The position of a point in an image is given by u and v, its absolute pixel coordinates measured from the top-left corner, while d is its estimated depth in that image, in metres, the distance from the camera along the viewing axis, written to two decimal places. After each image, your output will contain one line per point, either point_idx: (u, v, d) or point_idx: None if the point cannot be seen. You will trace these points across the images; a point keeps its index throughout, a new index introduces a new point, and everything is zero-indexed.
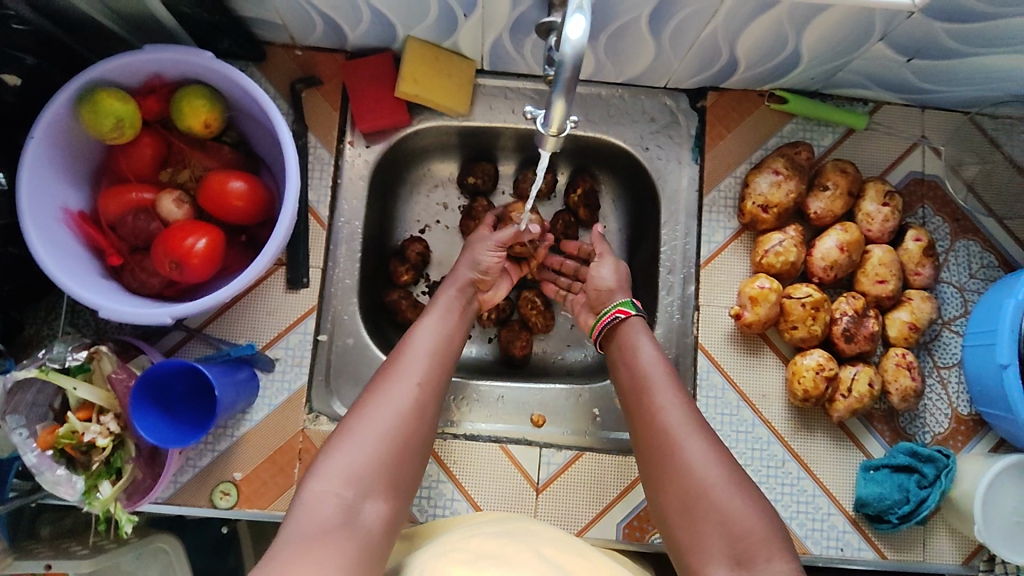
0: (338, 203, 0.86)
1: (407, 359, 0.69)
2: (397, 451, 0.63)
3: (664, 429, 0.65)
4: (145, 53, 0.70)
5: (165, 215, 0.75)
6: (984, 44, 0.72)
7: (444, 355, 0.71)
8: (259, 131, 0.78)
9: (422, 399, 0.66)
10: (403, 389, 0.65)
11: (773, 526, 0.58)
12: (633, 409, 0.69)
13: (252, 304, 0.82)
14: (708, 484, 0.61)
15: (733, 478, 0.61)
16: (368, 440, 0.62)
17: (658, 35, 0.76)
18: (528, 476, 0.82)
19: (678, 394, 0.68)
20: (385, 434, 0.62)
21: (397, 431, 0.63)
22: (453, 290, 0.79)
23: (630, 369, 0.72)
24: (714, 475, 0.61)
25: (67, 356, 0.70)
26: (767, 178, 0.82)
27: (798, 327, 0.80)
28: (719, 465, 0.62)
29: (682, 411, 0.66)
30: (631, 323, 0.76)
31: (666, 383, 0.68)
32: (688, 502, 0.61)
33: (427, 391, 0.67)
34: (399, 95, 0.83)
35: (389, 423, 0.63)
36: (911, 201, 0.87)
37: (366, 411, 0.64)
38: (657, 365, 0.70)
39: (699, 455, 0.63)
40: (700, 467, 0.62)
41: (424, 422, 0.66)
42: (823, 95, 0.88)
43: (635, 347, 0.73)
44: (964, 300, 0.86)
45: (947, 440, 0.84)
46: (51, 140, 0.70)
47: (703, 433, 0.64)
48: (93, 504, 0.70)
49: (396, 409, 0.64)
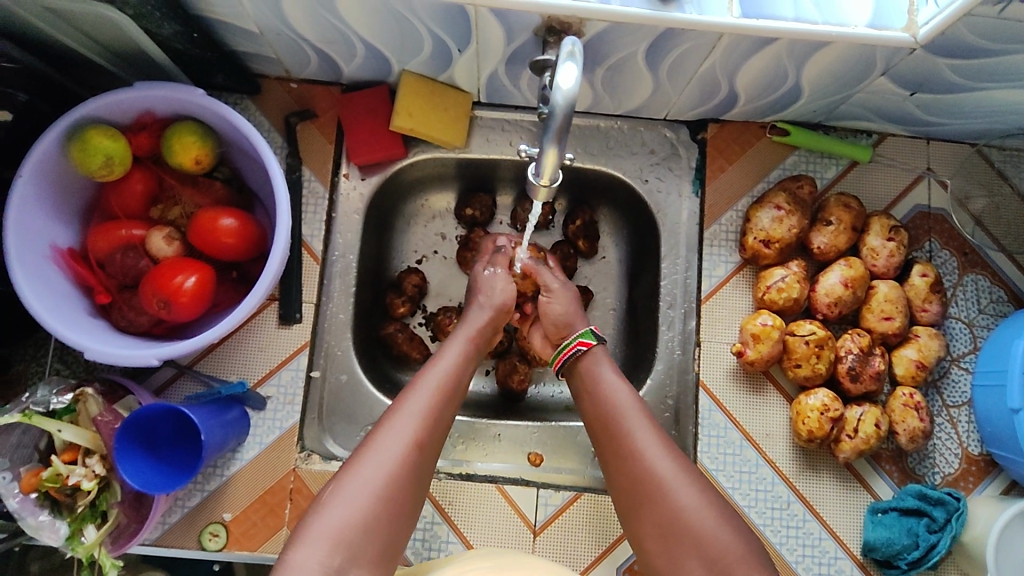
0: (333, 237, 0.85)
1: (406, 409, 0.63)
2: (388, 514, 0.58)
3: (631, 454, 0.64)
4: (135, 90, 0.69)
5: (154, 252, 0.73)
6: (989, 79, 0.71)
7: (451, 405, 0.66)
8: (251, 166, 0.77)
9: (419, 457, 0.61)
10: (401, 444, 0.60)
11: (751, 544, 0.59)
12: (600, 436, 0.67)
13: (244, 341, 0.81)
14: (685, 510, 0.59)
15: (711, 502, 0.60)
16: (357, 501, 0.57)
17: (655, 69, 0.74)
18: (526, 519, 0.80)
19: (644, 418, 0.66)
20: (377, 495, 0.58)
21: (389, 491, 0.58)
22: (464, 339, 0.73)
23: (592, 395, 0.70)
24: (691, 501, 0.60)
25: (51, 400, 0.69)
26: (769, 213, 0.81)
27: (802, 365, 0.78)
28: (694, 490, 0.61)
29: (651, 435, 0.64)
30: (593, 354, 0.73)
31: (631, 407, 0.67)
32: (666, 529, 0.60)
33: (426, 448, 0.62)
34: (394, 128, 0.82)
35: (382, 482, 0.58)
36: (917, 234, 0.85)
37: (357, 469, 0.59)
38: (621, 389, 0.69)
39: (672, 479, 0.61)
40: (675, 492, 0.61)
41: (419, 479, 0.61)
42: (826, 127, 0.87)
43: (596, 372, 0.71)
44: (974, 336, 0.83)
45: (958, 481, 0.81)
46: (39, 178, 0.69)
47: (671, 456, 0.63)
48: (77, 550, 0.68)
49: (387, 468, 0.59)
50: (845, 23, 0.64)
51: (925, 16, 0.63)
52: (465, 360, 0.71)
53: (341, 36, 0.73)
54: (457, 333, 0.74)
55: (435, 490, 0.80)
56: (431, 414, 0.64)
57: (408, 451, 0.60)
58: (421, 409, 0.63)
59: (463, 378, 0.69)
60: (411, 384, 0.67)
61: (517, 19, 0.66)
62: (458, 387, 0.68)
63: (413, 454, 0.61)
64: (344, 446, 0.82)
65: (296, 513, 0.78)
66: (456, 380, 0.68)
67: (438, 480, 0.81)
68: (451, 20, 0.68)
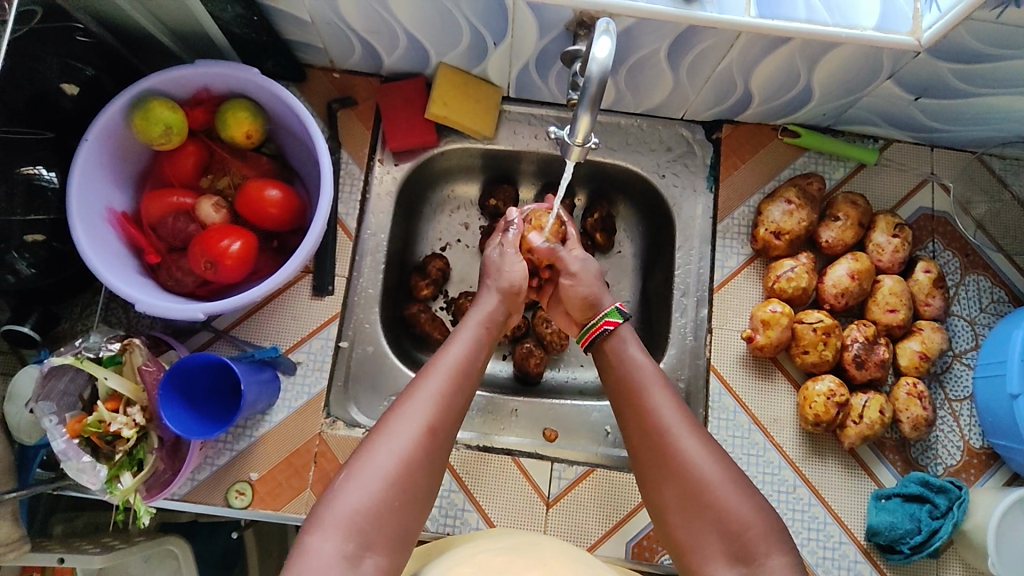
0: (366, 217, 0.90)
1: (420, 396, 0.63)
2: (403, 499, 0.58)
3: (657, 429, 0.66)
4: (196, 67, 0.75)
5: (203, 218, 0.79)
6: (988, 85, 0.76)
7: (465, 391, 0.66)
8: (296, 145, 0.83)
9: (432, 445, 0.61)
10: (413, 430, 0.60)
11: (772, 518, 0.60)
12: (626, 413, 0.69)
13: (278, 309, 0.85)
14: (710, 483, 0.61)
15: (734, 477, 0.62)
16: (372, 480, 0.57)
17: (676, 67, 0.80)
18: (539, 490, 0.83)
19: (671, 397, 0.68)
20: (390, 477, 0.58)
21: (404, 476, 0.58)
22: (477, 326, 0.73)
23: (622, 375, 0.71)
24: (716, 475, 0.62)
25: (101, 347, 0.74)
26: (780, 207, 0.85)
27: (810, 351, 0.82)
28: (719, 465, 0.62)
29: (678, 414, 0.66)
30: (620, 334, 0.75)
31: (659, 386, 0.69)
32: (690, 501, 0.62)
33: (439, 435, 0.62)
34: (429, 116, 0.88)
35: (396, 465, 0.58)
36: (921, 234, 0.89)
37: (372, 449, 0.59)
38: (649, 367, 0.71)
39: (697, 456, 0.63)
40: (701, 467, 0.62)
41: (431, 467, 0.61)
42: (835, 131, 0.92)
43: (625, 353, 0.73)
44: (975, 333, 0.87)
45: (959, 472, 0.84)
46: (103, 143, 0.74)
47: (696, 433, 0.65)
48: (114, 494, 0.72)
49: (399, 453, 0.59)
50: (856, 24, 0.70)
51: (928, 21, 0.69)
52: (475, 348, 0.71)
53: (386, 26, 0.79)
54: (468, 321, 0.74)
55: (454, 459, 0.84)
56: (444, 399, 0.64)
57: (421, 436, 0.60)
58: (432, 396, 0.63)
59: (475, 365, 0.69)
60: (423, 370, 0.67)
61: (552, 13, 0.72)
62: (470, 375, 0.68)
63: (427, 440, 0.61)
64: (367, 414, 0.86)
65: (320, 475, 0.81)
66: (467, 367, 0.68)
67: (457, 450, 0.84)
68: (490, 13, 0.74)
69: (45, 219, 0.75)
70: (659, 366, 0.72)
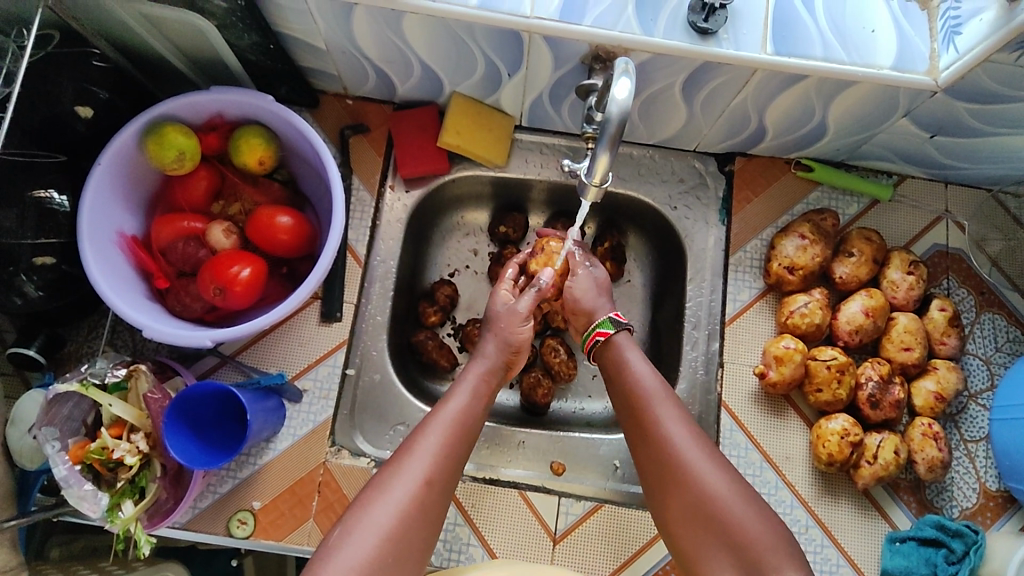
0: (376, 243, 0.89)
1: (417, 452, 0.63)
2: (397, 552, 0.58)
3: (661, 438, 0.68)
4: (211, 94, 0.75)
5: (213, 243, 0.79)
6: (1006, 125, 0.75)
7: (464, 443, 0.66)
8: (308, 172, 0.83)
9: (429, 498, 0.61)
10: (409, 486, 0.60)
11: (782, 534, 0.61)
12: (630, 423, 0.71)
13: (285, 335, 0.85)
14: (715, 493, 0.63)
15: (738, 487, 0.64)
16: (369, 536, 0.57)
17: (690, 101, 0.80)
18: (546, 526, 0.81)
19: (673, 407, 0.70)
20: (386, 532, 0.58)
21: (398, 534, 0.58)
22: (478, 376, 0.72)
23: (624, 386, 0.73)
24: (721, 486, 0.64)
25: (107, 373, 0.72)
26: (793, 242, 0.84)
27: (823, 389, 0.81)
28: (722, 475, 0.64)
29: (680, 424, 0.68)
30: (615, 342, 0.76)
31: (660, 395, 0.70)
32: (696, 509, 0.64)
33: (436, 488, 0.62)
34: (441, 144, 0.88)
35: (392, 521, 0.58)
36: (935, 271, 0.88)
37: (369, 504, 0.59)
38: (650, 376, 0.72)
39: (701, 466, 0.65)
40: (706, 476, 0.64)
41: (427, 523, 0.60)
42: (848, 166, 0.91)
43: (625, 361, 0.74)
44: (991, 372, 0.85)
45: (976, 515, 0.82)
46: (116, 168, 0.74)
47: (699, 441, 0.67)
48: (114, 523, 0.70)
49: (394, 513, 0.59)
50: (872, 63, 0.70)
51: (946, 62, 0.69)
52: (476, 398, 0.70)
53: (402, 56, 0.79)
54: (470, 370, 0.73)
55: (460, 491, 0.82)
56: (442, 454, 0.63)
57: (419, 492, 0.60)
58: (429, 453, 0.63)
59: (475, 418, 0.68)
60: (422, 423, 0.66)
61: (568, 47, 0.72)
62: (470, 427, 0.67)
63: (424, 495, 0.60)
64: (372, 442, 0.85)
65: (323, 505, 0.80)
66: (467, 421, 0.67)
67: (464, 481, 0.83)
68: (506, 45, 0.74)
69: (55, 242, 0.74)
70: (661, 376, 0.73)
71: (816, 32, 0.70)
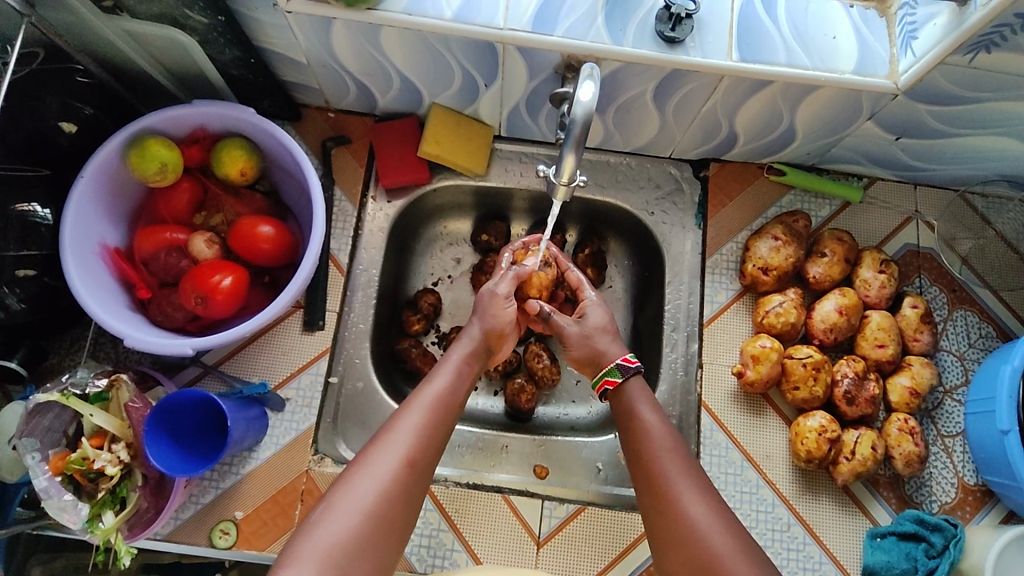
0: (358, 251, 0.91)
1: (400, 429, 0.64)
2: (376, 530, 0.58)
3: (666, 493, 0.64)
4: (193, 107, 0.77)
5: (195, 254, 0.80)
6: (965, 125, 0.78)
7: (445, 423, 0.67)
8: (290, 182, 0.85)
9: (411, 476, 0.62)
10: (391, 462, 0.61)
11: None
12: (638, 476, 0.68)
13: (268, 345, 0.85)
14: (718, 555, 0.59)
15: (744, 547, 0.60)
16: (350, 515, 0.58)
17: (662, 108, 0.82)
18: (530, 529, 0.82)
19: (680, 460, 0.67)
20: (369, 510, 0.59)
21: (379, 510, 0.59)
22: (462, 357, 0.74)
23: (633, 437, 0.70)
24: (724, 546, 0.59)
25: (88, 383, 0.74)
26: (767, 243, 0.86)
27: (800, 387, 0.82)
28: (727, 535, 0.60)
29: (688, 480, 0.65)
30: (627, 389, 0.74)
31: (667, 448, 0.67)
32: (698, 570, 0.59)
33: (418, 466, 0.63)
34: (421, 154, 0.90)
35: (373, 498, 0.59)
36: (907, 270, 0.90)
37: (352, 481, 0.60)
38: (660, 428, 0.70)
39: (706, 524, 0.61)
40: (709, 535, 0.60)
41: (409, 499, 0.61)
42: (820, 170, 0.94)
43: (635, 411, 0.72)
44: (965, 368, 0.87)
45: (955, 510, 0.82)
46: (98, 181, 0.75)
47: (707, 498, 0.63)
48: (95, 534, 0.70)
49: (376, 489, 0.60)
50: (834, 68, 0.72)
51: (904, 66, 0.71)
52: (459, 378, 0.72)
53: (381, 69, 0.81)
54: (454, 351, 0.75)
55: (444, 497, 0.82)
56: (423, 432, 0.65)
57: (399, 469, 0.61)
58: (413, 429, 0.64)
59: (458, 396, 0.70)
60: (404, 404, 0.67)
61: (540, 57, 0.74)
62: (452, 406, 0.69)
63: (405, 472, 0.62)
64: (356, 451, 0.85)
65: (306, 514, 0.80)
66: (450, 401, 0.69)
67: (446, 486, 0.83)
68: (481, 57, 0.76)
69: (38, 254, 0.75)
70: (671, 428, 0.70)
71: (779, 38, 0.72)
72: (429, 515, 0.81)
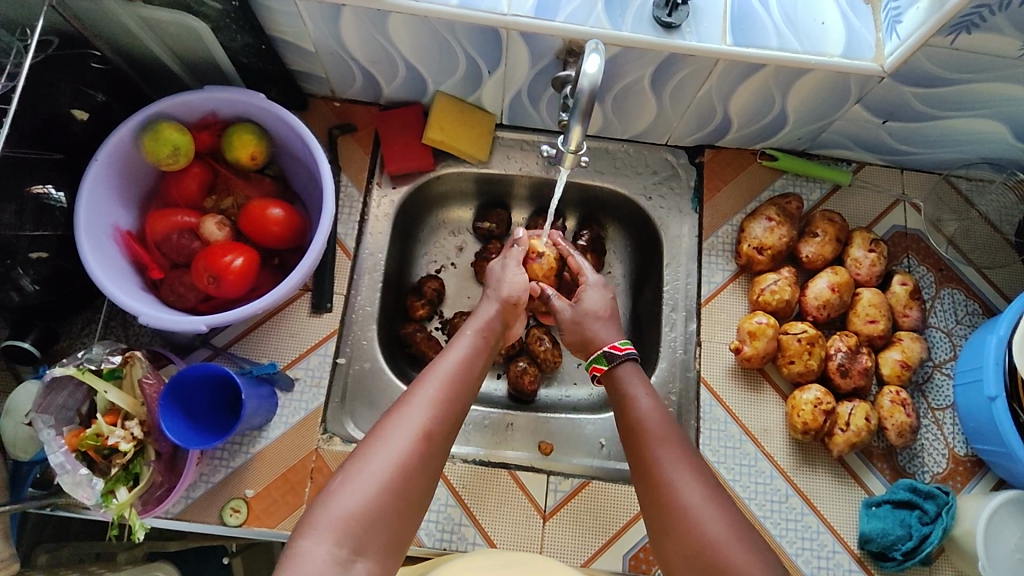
0: (364, 236, 0.93)
1: (416, 402, 0.66)
2: (393, 503, 0.60)
3: (662, 476, 0.63)
4: (206, 92, 0.79)
5: (206, 236, 0.82)
6: (948, 108, 0.82)
7: (461, 396, 0.69)
8: (298, 168, 0.87)
9: (428, 446, 0.63)
10: (403, 437, 0.62)
11: None
12: (635, 458, 0.67)
13: (277, 326, 0.87)
14: (714, 541, 0.57)
15: (739, 531, 0.58)
16: (365, 487, 0.59)
17: (659, 94, 0.85)
18: (536, 503, 0.83)
19: (676, 442, 0.66)
20: (383, 483, 0.60)
21: (392, 483, 0.60)
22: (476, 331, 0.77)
23: (630, 421, 0.70)
24: (719, 531, 0.58)
25: (103, 359, 0.74)
26: (761, 224, 0.89)
27: (795, 361, 0.85)
28: (722, 520, 0.59)
29: (683, 465, 0.64)
30: (624, 373, 0.75)
31: (661, 434, 0.67)
32: (694, 558, 0.58)
33: (434, 439, 0.64)
34: (426, 141, 0.92)
35: (390, 469, 0.60)
36: (896, 251, 0.93)
37: (364, 458, 0.61)
38: (655, 412, 0.70)
39: (701, 509, 0.60)
40: (704, 521, 0.59)
41: (427, 469, 0.63)
42: (810, 155, 0.97)
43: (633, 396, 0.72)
44: (953, 343, 0.90)
45: (947, 480, 0.85)
46: (111, 164, 0.77)
47: (703, 481, 0.62)
48: (109, 508, 0.71)
49: (391, 462, 0.61)
50: (822, 51, 0.75)
51: (890, 49, 0.75)
52: (475, 354, 0.74)
53: (387, 56, 0.84)
54: (469, 325, 0.78)
55: (451, 474, 0.84)
56: (440, 405, 0.66)
57: (415, 441, 0.63)
58: (429, 401, 0.66)
59: (473, 372, 0.72)
60: (421, 376, 0.69)
61: (543, 43, 0.77)
62: (467, 379, 0.71)
63: (421, 444, 0.63)
64: (364, 430, 0.86)
65: (316, 491, 0.82)
66: (466, 373, 0.71)
67: (453, 463, 0.85)
68: (485, 43, 0.79)
69: (52, 236, 0.76)
70: (668, 412, 0.70)
71: (770, 24, 0.76)
72: (437, 491, 0.83)
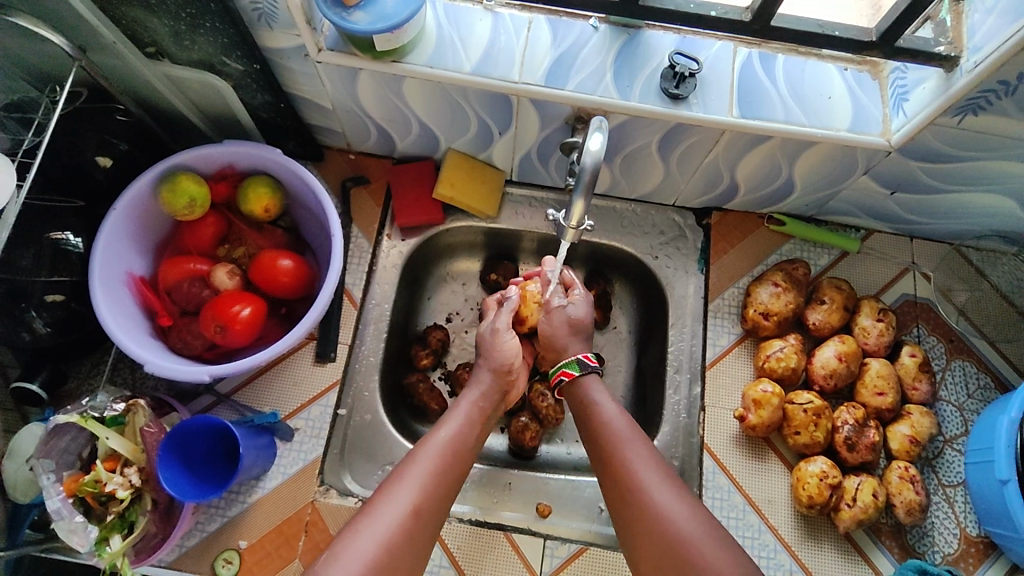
0: (371, 286, 0.94)
1: (406, 477, 0.66)
2: None
3: (633, 484, 0.67)
4: (224, 146, 0.81)
5: (217, 284, 0.84)
6: (960, 182, 0.82)
7: (454, 475, 0.69)
8: (310, 220, 0.89)
9: (416, 525, 0.63)
10: (397, 510, 0.63)
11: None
12: (603, 464, 0.72)
13: (280, 374, 0.88)
14: (689, 539, 0.61)
15: (713, 534, 0.62)
16: (354, 561, 0.58)
17: (666, 159, 0.86)
18: (531, 568, 0.82)
19: (645, 449, 0.71)
20: (371, 560, 0.59)
21: (383, 556, 0.60)
22: (470, 405, 0.77)
23: (596, 427, 0.74)
24: (693, 529, 0.62)
25: (106, 407, 0.76)
26: (767, 290, 0.89)
27: (801, 432, 0.83)
28: (697, 520, 0.63)
29: (651, 467, 0.68)
30: (585, 382, 0.79)
31: (632, 437, 0.72)
32: (669, 557, 0.62)
33: (424, 515, 0.64)
34: (436, 196, 0.93)
35: (377, 547, 0.60)
36: (905, 320, 0.92)
37: (357, 530, 0.61)
38: (618, 418, 0.74)
39: (675, 510, 0.64)
40: (676, 519, 0.63)
41: (414, 549, 0.63)
42: (818, 220, 0.97)
43: (596, 404, 0.77)
44: (965, 419, 0.88)
45: (958, 562, 0.82)
46: (129, 213, 0.79)
47: (674, 486, 0.67)
48: (102, 557, 0.71)
49: (381, 536, 0.61)
50: (830, 125, 0.76)
51: (898, 124, 0.75)
52: (468, 428, 0.74)
53: (402, 115, 0.86)
54: (463, 399, 0.78)
55: (447, 533, 0.83)
56: (430, 483, 0.66)
57: (406, 519, 0.63)
58: (421, 478, 0.66)
59: (466, 447, 0.72)
60: (412, 453, 0.69)
61: (552, 109, 0.79)
62: (459, 458, 0.71)
63: (412, 521, 0.63)
64: (360, 483, 0.85)
65: (309, 545, 0.81)
66: (459, 449, 0.71)
67: (449, 522, 0.84)
68: (496, 107, 0.81)
69: (67, 280, 0.78)
70: (631, 417, 0.75)
71: (777, 96, 0.76)
72: (431, 551, 0.82)
